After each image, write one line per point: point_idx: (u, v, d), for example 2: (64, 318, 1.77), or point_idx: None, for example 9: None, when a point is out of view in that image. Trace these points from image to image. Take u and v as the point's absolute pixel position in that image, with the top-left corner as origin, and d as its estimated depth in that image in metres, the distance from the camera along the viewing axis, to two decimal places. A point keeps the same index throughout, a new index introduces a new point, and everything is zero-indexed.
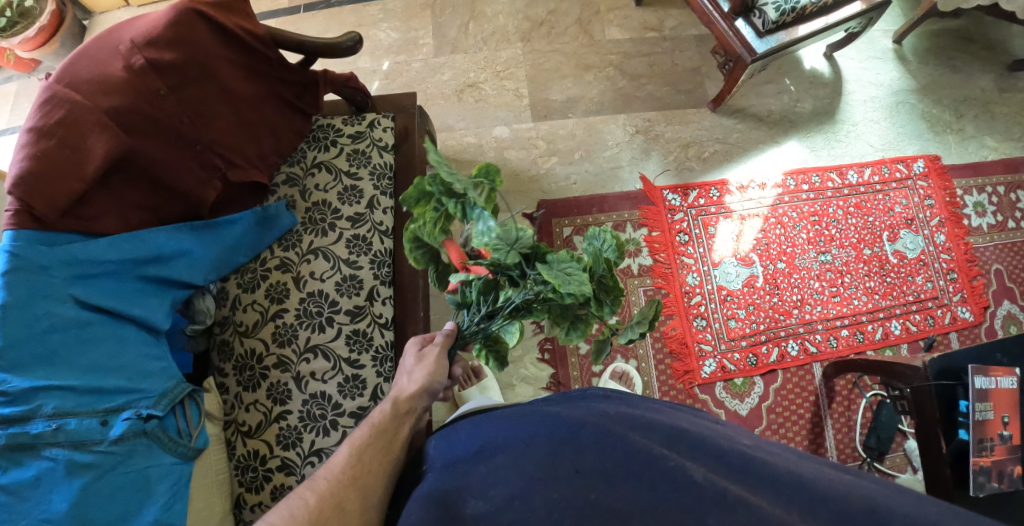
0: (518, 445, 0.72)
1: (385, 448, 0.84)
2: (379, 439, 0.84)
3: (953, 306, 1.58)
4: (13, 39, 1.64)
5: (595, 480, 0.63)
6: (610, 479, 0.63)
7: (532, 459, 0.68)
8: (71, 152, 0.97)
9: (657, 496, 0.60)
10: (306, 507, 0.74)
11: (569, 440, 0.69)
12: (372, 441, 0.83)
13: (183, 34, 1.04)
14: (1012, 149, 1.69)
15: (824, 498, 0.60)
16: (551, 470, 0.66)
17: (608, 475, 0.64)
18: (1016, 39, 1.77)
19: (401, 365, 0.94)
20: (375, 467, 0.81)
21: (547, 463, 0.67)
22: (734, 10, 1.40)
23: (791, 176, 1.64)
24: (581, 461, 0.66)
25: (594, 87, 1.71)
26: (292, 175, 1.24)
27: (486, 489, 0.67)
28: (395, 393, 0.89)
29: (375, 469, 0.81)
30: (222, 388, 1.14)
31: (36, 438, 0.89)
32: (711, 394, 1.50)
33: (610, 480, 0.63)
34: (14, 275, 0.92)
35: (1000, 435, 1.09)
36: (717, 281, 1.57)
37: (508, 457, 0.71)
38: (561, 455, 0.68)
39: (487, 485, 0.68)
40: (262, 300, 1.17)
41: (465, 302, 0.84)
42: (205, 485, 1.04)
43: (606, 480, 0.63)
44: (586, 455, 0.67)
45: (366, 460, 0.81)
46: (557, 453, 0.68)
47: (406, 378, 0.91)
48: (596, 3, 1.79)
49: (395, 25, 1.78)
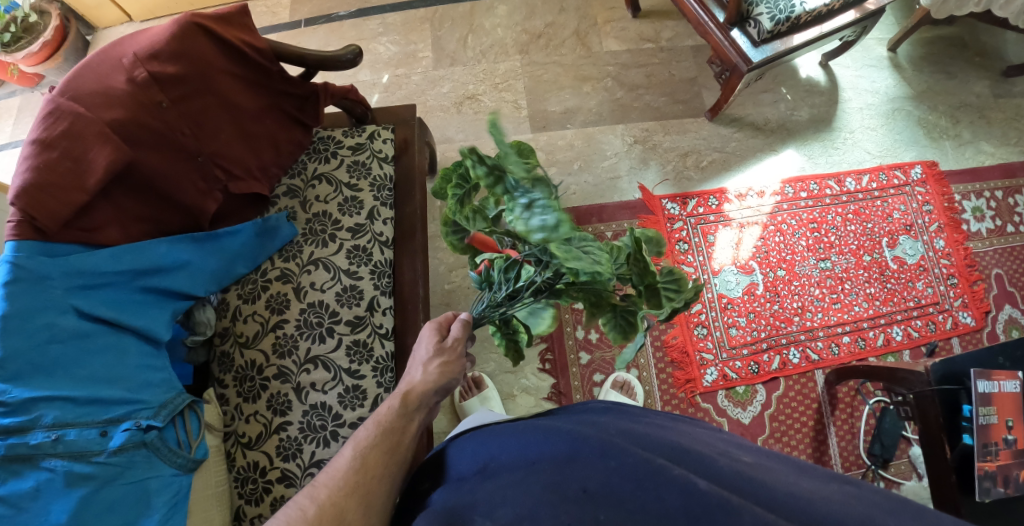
0: (522, 463, 0.71)
1: (390, 450, 0.83)
2: (384, 440, 0.83)
3: (954, 311, 1.57)
4: (17, 54, 1.66)
5: (602, 500, 0.62)
6: (616, 496, 0.62)
7: (537, 479, 0.67)
8: (73, 163, 0.97)
9: (663, 510, 0.59)
10: (303, 517, 0.73)
11: (571, 457, 0.68)
12: (376, 442, 0.82)
13: (185, 47, 1.05)
14: (1009, 154, 1.69)
15: (825, 515, 0.58)
16: (557, 489, 0.65)
17: (616, 492, 0.63)
18: (1010, 45, 1.78)
19: (414, 355, 0.92)
20: (380, 472, 0.80)
21: (552, 484, 0.66)
22: (728, 21, 1.41)
23: (789, 184, 1.65)
24: (587, 478, 0.65)
25: (591, 98, 1.73)
26: (292, 187, 1.25)
27: (492, 507, 0.66)
28: (406, 387, 0.88)
29: (379, 473, 0.80)
30: (222, 400, 1.14)
31: (35, 448, 0.89)
32: (713, 403, 1.49)
33: (616, 498, 0.62)
34: (14, 287, 0.93)
35: (1004, 440, 1.08)
36: (717, 289, 1.57)
37: (513, 475, 0.69)
38: (564, 474, 0.66)
39: (494, 503, 0.67)
40: (262, 311, 1.17)
41: (488, 281, 0.83)
42: (204, 497, 1.03)
43: (615, 498, 0.62)
44: (590, 471, 0.65)
45: (369, 464, 0.80)
46: (563, 473, 0.67)
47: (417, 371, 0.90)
48: (593, 15, 1.82)
49: (395, 39, 1.80)
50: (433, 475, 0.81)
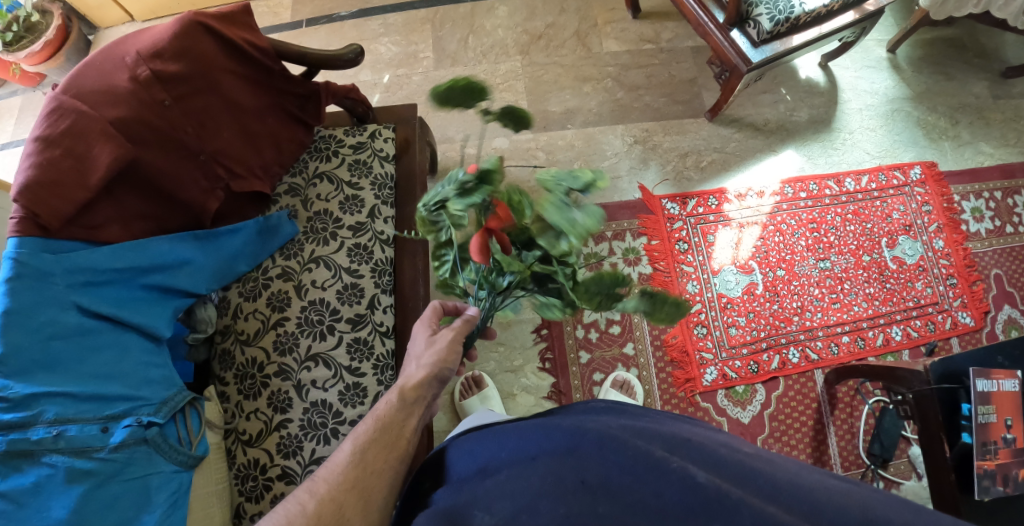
0: (521, 458, 0.70)
1: (390, 444, 0.83)
2: (383, 435, 0.83)
3: (953, 311, 1.58)
4: (19, 54, 1.67)
5: (603, 493, 0.62)
6: (615, 489, 0.62)
7: (537, 472, 0.67)
8: (76, 161, 0.98)
9: (663, 505, 0.59)
10: (303, 513, 0.74)
11: (571, 450, 0.67)
12: (375, 437, 0.83)
13: (188, 45, 1.06)
14: (1008, 155, 1.70)
15: (824, 507, 0.59)
16: (557, 482, 0.65)
17: (616, 485, 0.62)
18: (1009, 46, 1.79)
19: (410, 350, 0.92)
20: (380, 467, 0.81)
21: (551, 477, 0.66)
22: (727, 22, 1.42)
23: (789, 184, 1.65)
24: (586, 471, 0.65)
25: (591, 99, 1.73)
26: (294, 185, 1.26)
27: (492, 502, 0.66)
28: (402, 381, 0.87)
29: (380, 468, 0.81)
30: (222, 397, 1.14)
31: (36, 444, 0.90)
32: (713, 402, 1.49)
33: (615, 490, 0.62)
34: (16, 283, 0.93)
35: (1003, 438, 1.09)
36: (717, 289, 1.57)
37: (513, 470, 0.69)
38: (563, 467, 0.66)
39: (494, 498, 0.67)
40: (263, 308, 1.17)
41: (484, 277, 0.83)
42: (205, 494, 1.03)
43: (615, 491, 0.62)
44: (589, 463, 0.65)
45: (369, 459, 0.81)
46: (563, 465, 0.66)
47: (413, 365, 0.89)
48: (594, 16, 1.82)
49: (396, 39, 1.81)
50: (433, 475, 0.81)
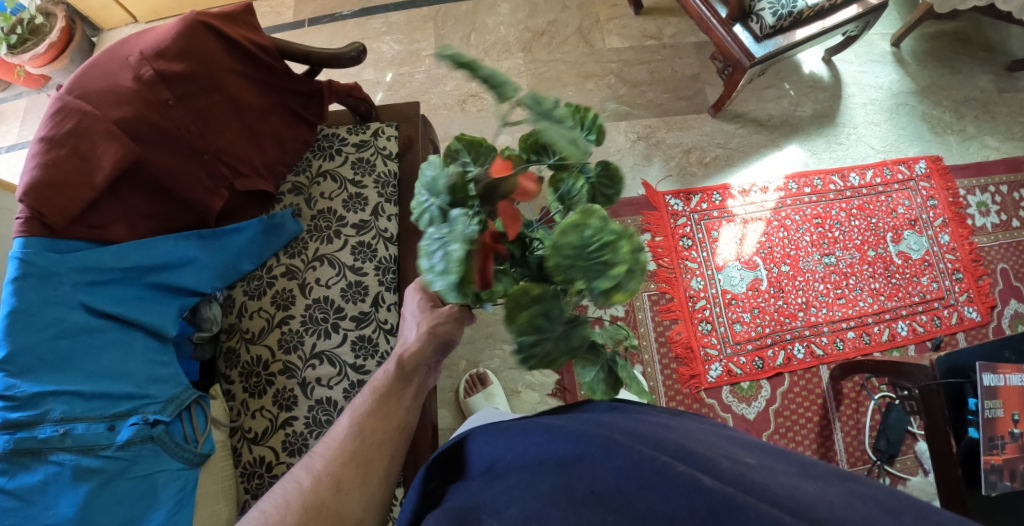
0: (529, 462, 0.70)
1: (386, 415, 0.85)
2: (381, 405, 0.85)
3: (959, 306, 1.57)
4: (24, 55, 1.68)
5: (610, 502, 0.61)
6: (624, 498, 0.61)
7: (543, 480, 0.66)
8: (81, 160, 0.98)
9: (670, 511, 0.58)
10: (299, 490, 0.77)
11: (576, 459, 0.66)
12: (372, 409, 0.84)
13: (191, 45, 1.05)
14: (1014, 149, 1.69)
15: (828, 517, 0.57)
16: (564, 491, 0.63)
17: (622, 494, 0.61)
18: (1014, 39, 1.78)
19: (407, 315, 0.94)
20: (378, 439, 0.82)
21: (560, 485, 0.64)
22: (731, 16, 1.41)
23: (793, 179, 1.65)
24: (594, 480, 0.63)
25: (594, 95, 1.73)
26: (298, 184, 1.26)
27: (501, 508, 0.66)
28: (400, 352, 0.88)
29: (379, 440, 0.82)
30: (228, 395, 1.14)
31: (44, 442, 0.90)
32: (717, 398, 1.49)
33: (622, 499, 0.61)
34: (22, 282, 0.94)
35: (1010, 433, 1.08)
36: (721, 285, 1.57)
37: (519, 478, 0.69)
38: (572, 475, 0.65)
39: (501, 504, 0.66)
40: (267, 307, 1.18)
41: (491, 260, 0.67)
42: (212, 492, 1.03)
43: (622, 501, 0.61)
44: (597, 472, 0.64)
45: (367, 431, 0.82)
46: (569, 474, 0.65)
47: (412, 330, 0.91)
48: (596, 13, 1.82)
49: (398, 38, 1.81)
50: (439, 476, 0.82)
